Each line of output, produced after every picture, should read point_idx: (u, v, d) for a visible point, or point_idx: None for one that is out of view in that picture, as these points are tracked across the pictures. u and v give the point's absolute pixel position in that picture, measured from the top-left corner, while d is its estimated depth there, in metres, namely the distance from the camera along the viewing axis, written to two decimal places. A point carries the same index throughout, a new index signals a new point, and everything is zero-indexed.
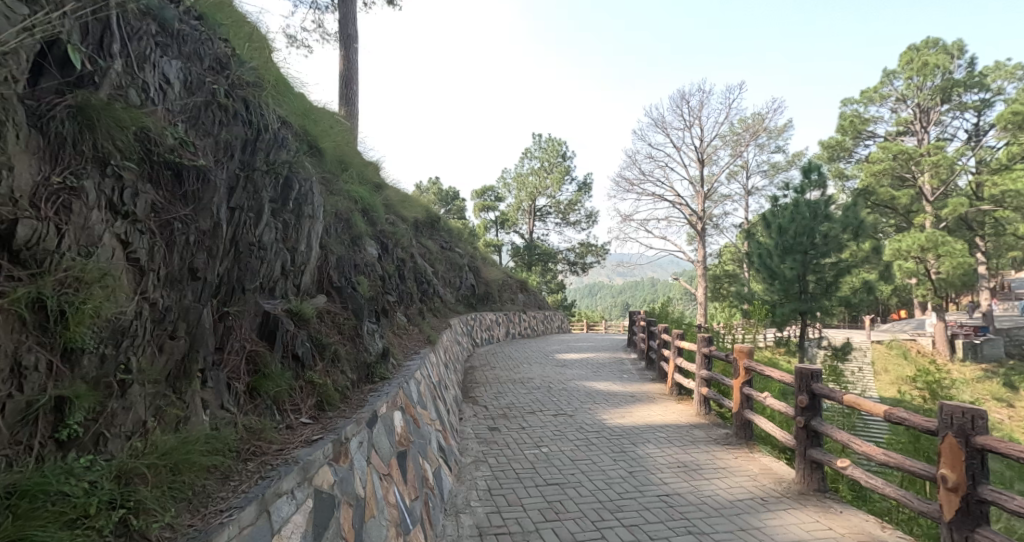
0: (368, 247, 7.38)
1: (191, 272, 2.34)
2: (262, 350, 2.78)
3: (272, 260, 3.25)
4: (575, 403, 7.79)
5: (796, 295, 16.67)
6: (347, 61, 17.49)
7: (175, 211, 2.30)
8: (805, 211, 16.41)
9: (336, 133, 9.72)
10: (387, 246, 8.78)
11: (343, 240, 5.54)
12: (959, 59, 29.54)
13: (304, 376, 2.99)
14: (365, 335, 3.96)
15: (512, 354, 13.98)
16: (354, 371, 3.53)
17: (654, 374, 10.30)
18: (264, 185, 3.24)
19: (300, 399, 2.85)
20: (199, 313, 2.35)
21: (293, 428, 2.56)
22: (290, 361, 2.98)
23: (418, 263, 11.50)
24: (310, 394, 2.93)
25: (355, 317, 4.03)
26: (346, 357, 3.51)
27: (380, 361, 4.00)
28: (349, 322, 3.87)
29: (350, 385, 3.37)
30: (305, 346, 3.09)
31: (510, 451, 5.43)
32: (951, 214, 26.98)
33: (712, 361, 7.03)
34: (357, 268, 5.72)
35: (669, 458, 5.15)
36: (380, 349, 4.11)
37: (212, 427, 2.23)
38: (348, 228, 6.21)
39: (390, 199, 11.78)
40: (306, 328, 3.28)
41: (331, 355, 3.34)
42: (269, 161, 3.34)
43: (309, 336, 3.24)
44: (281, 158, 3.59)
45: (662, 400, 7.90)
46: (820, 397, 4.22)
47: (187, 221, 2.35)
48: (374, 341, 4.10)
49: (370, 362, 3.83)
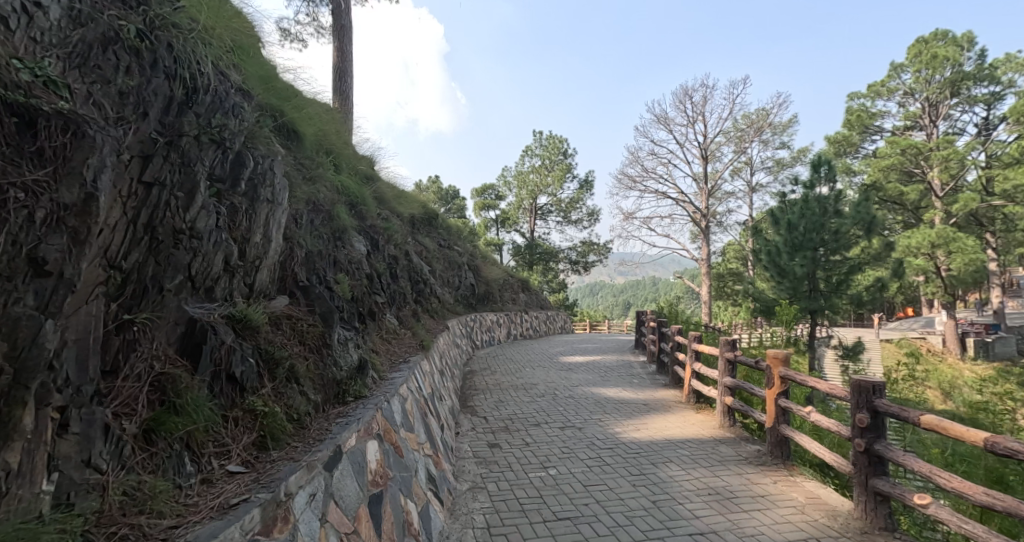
0: (353, 243, 6.72)
1: (39, 264, 1.70)
2: (180, 371, 2.12)
3: (212, 253, 2.59)
4: (583, 414, 7.09)
5: (807, 294, 15.88)
6: (340, 54, 16.83)
7: (13, 176, 1.69)
8: (816, 207, 15.74)
9: (323, 122, 9.05)
10: (378, 243, 8.11)
11: (320, 233, 4.86)
12: (969, 51, 28.77)
13: (241, 404, 2.33)
14: (335, 345, 3.27)
15: (514, 357, 13.33)
16: (318, 392, 2.86)
17: (666, 379, 9.59)
18: (199, 156, 2.60)
19: (229, 437, 2.19)
20: (48, 323, 1.68)
21: (207, 485, 1.91)
22: (224, 384, 2.32)
23: (414, 262, 10.85)
24: (248, 430, 2.26)
25: (324, 322, 3.34)
26: (307, 374, 2.83)
27: (355, 377, 3.31)
28: (316, 330, 3.19)
29: (311, 411, 2.70)
30: (246, 363, 2.42)
31: (512, 475, 4.74)
32: (961, 210, 26.27)
33: (736, 368, 6.34)
34: (336, 266, 5.03)
35: (696, 483, 4.46)
36: (355, 362, 3.42)
37: (60, 494, 1.59)
38: (327, 220, 5.53)
39: (383, 193, 11.13)
40: (253, 339, 2.61)
41: (286, 372, 2.67)
42: (207, 125, 2.70)
43: (256, 350, 2.57)
44: (228, 126, 2.95)
45: (679, 409, 7.22)
46: (884, 414, 3.51)
47: (33, 191, 1.73)
48: (348, 352, 3.40)
49: (341, 380, 3.15)
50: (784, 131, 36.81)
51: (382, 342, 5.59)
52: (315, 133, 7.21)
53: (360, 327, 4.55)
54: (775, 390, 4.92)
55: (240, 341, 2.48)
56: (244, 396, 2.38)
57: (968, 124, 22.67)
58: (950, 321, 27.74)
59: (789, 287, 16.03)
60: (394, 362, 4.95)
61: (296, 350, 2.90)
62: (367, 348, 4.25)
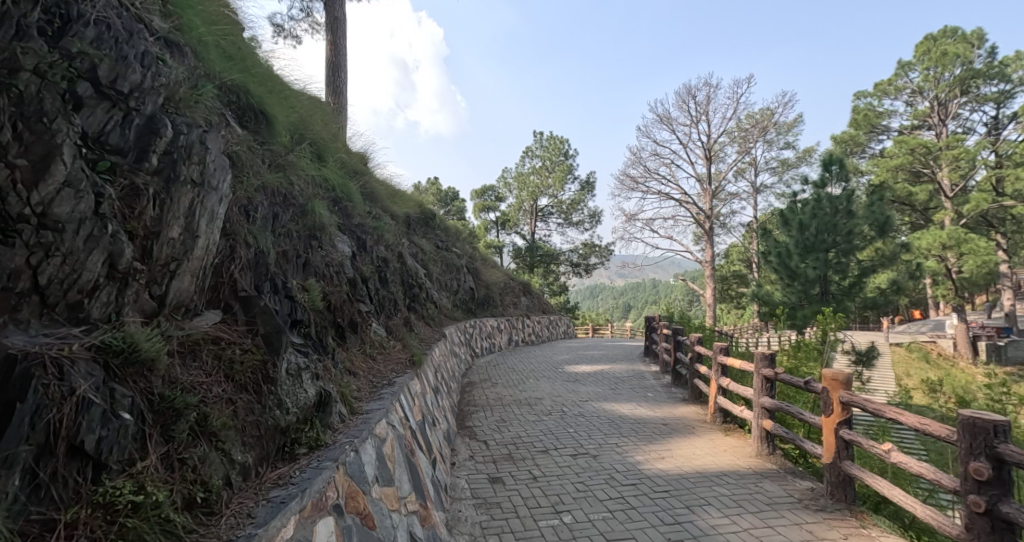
0: (332, 245, 5.89)
1: None
2: None
3: (76, 248, 1.90)
4: (597, 437, 6.23)
5: (818, 297, 14.97)
6: (333, 47, 15.98)
7: None
8: (830, 207, 14.93)
9: (305, 111, 8.25)
10: (364, 245, 7.27)
11: (281, 232, 4.01)
12: (979, 48, 27.92)
13: (84, 497, 1.63)
14: (282, 380, 2.48)
15: (516, 366, 12.48)
16: (243, 451, 2.11)
17: (684, 393, 8.73)
18: (54, 117, 1.95)
19: None
20: None
21: None
22: (63, 463, 1.63)
23: (408, 264, 10.06)
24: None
25: (269, 348, 2.55)
26: (224, 427, 2.08)
27: (309, 423, 2.50)
28: (249, 362, 2.41)
29: (222, 490, 1.94)
30: (106, 428, 1.74)
31: (518, 524, 3.89)
32: (972, 210, 25.53)
33: (775, 386, 5.50)
34: (304, 272, 4.18)
35: (747, 536, 3.62)
36: (314, 398, 2.60)
37: None
38: (295, 217, 4.63)
39: (374, 190, 10.36)
40: (133, 385, 1.91)
41: (181, 430, 1.94)
42: (66, 74, 2.06)
43: (131, 401, 1.85)
44: (109, 80, 2.27)
45: (705, 431, 6.40)
46: (1011, 465, 2.67)
47: None
48: (303, 388, 2.59)
49: (287, 428, 2.37)
50: (789, 131, 36.00)
51: (365, 363, 4.72)
52: (292, 121, 6.38)
53: (329, 350, 3.70)
54: (836, 418, 4.07)
55: (108, 390, 1.80)
56: (97, 480, 1.68)
57: (978, 124, 21.92)
58: (962, 324, 26.87)
59: (800, 290, 15.15)
60: (380, 386, 4.09)
61: (210, 394, 2.16)
62: (336, 376, 3.41)
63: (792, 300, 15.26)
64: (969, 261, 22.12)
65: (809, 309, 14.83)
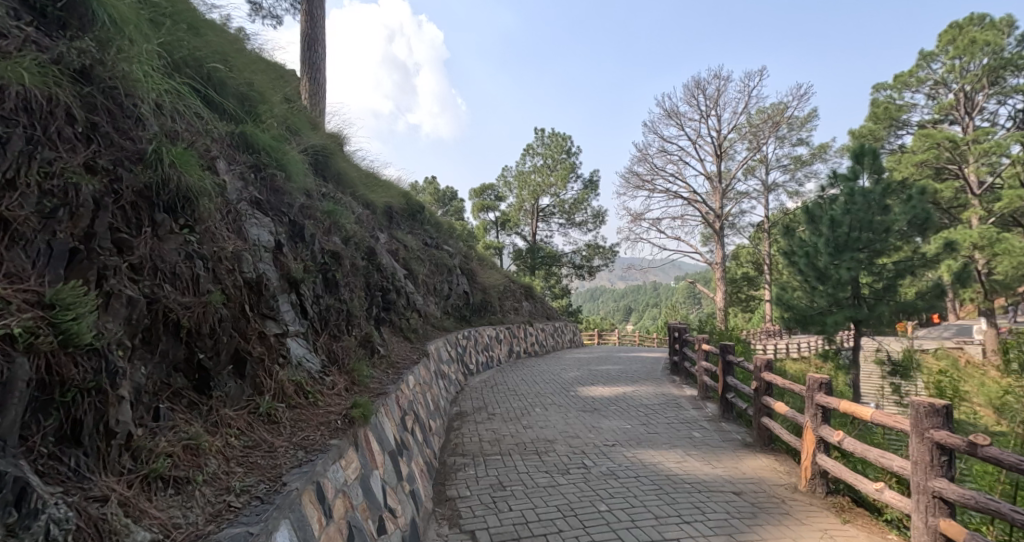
0: (228, 229, 3.71)
1: None
2: None
3: None
4: (640, 527, 4.04)
5: (850, 302, 11.59)
6: (309, 18, 13.80)
7: None
8: (866, 203, 11.33)
9: (231, 53, 6.10)
10: (302, 234, 5.04)
11: (20, 182, 2.04)
12: (1010, 34, 25.28)
13: None
14: None
15: (518, 386, 10.29)
16: None
17: (744, 435, 6.53)
18: None
19: None
20: None
21: None
22: None
23: (382, 260, 7.93)
24: None
25: None
26: None
27: None
28: None
29: None
30: None
31: None
32: (1004, 207, 22.97)
33: (954, 461, 3.25)
34: (76, 268, 2.09)
35: None
36: None
37: None
38: (113, 163, 2.51)
39: (340, 169, 8.23)
40: None
41: None
42: None
43: None
44: None
45: (808, 514, 4.23)
46: None
47: None
48: None
49: None
50: (802, 127, 33.72)
51: (245, 439, 2.58)
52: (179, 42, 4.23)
53: (41, 466, 1.67)
54: None
55: None
56: None
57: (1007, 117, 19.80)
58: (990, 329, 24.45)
59: (830, 294, 11.70)
60: (240, 509, 1.98)
61: None
62: None
63: (820, 306, 11.89)
64: (1003, 264, 19.68)
65: (842, 316, 11.50)
